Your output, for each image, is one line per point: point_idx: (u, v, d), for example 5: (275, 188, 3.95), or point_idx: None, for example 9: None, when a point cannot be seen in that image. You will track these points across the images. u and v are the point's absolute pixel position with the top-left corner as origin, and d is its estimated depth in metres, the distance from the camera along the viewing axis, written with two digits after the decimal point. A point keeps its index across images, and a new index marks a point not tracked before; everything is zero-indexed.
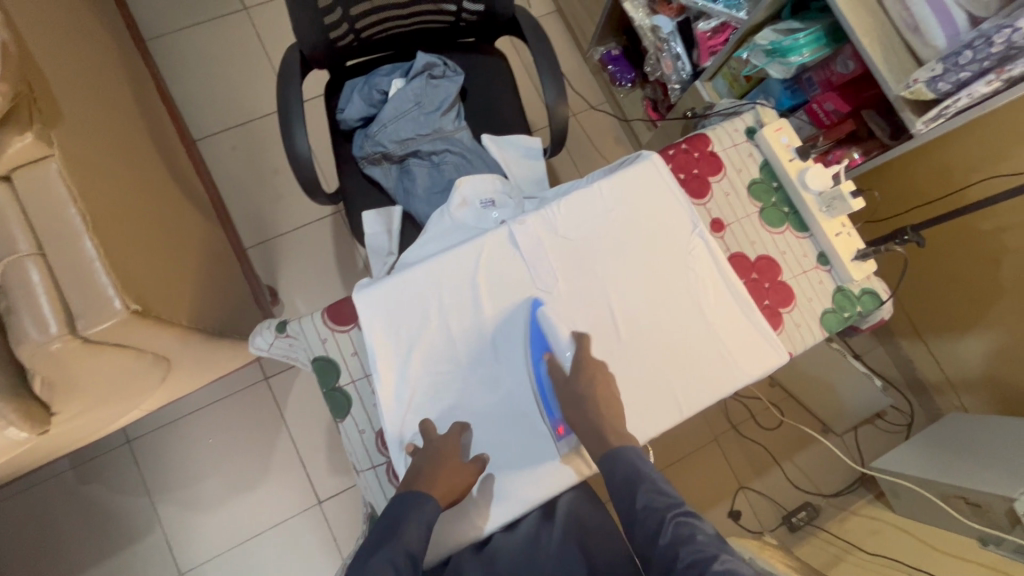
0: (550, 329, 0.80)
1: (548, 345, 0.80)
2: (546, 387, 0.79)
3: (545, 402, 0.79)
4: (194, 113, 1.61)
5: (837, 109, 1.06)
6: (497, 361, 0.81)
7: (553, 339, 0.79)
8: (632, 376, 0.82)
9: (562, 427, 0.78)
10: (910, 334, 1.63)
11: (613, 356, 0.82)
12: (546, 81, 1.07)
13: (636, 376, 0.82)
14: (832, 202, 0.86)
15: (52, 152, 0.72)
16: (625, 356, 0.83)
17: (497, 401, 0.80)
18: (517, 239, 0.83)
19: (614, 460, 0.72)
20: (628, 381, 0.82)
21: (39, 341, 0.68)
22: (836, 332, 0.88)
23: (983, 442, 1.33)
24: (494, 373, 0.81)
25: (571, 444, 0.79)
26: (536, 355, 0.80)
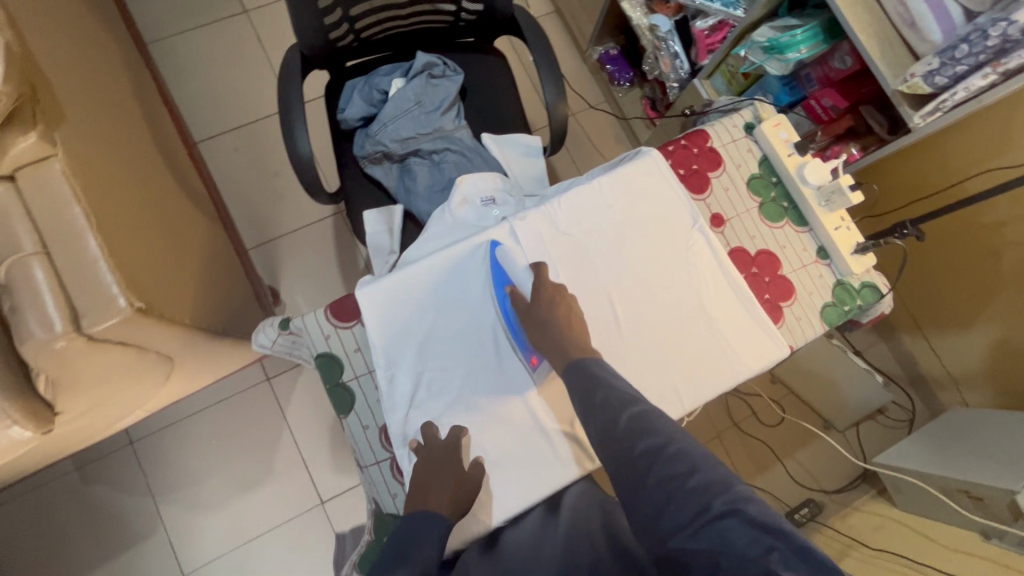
0: (507, 262, 0.81)
1: (508, 279, 0.81)
2: (512, 321, 0.80)
3: (511, 329, 0.80)
4: (195, 115, 1.62)
5: (835, 105, 1.07)
6: (463, 305, 0.82)
7: (511, 271, 0.81)
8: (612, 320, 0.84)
9: (535, 358, 0.80)
10: (911, 328, 1.63)
11: (590, 297, 0.84)
12: (546, 79, 1.07)
13: (614, 318, 0.84)
14: (831, 196, 0.87)
15: (55, 152, 0.72)
16: (604, 299, 0.84)
17: (476, 342, 0.81)
18: (523, 228, 0.85)
19: (579, 367, 0.73)
20: (624, 342, 0.83)
21: (44, 340, 0.69)
22: (836, 326, 0.89)
23: (984, 436, 1.34)
24: (461, 314, 0.81)
25: (546, 369, 0.81)
26: (499, 289, 0.81)
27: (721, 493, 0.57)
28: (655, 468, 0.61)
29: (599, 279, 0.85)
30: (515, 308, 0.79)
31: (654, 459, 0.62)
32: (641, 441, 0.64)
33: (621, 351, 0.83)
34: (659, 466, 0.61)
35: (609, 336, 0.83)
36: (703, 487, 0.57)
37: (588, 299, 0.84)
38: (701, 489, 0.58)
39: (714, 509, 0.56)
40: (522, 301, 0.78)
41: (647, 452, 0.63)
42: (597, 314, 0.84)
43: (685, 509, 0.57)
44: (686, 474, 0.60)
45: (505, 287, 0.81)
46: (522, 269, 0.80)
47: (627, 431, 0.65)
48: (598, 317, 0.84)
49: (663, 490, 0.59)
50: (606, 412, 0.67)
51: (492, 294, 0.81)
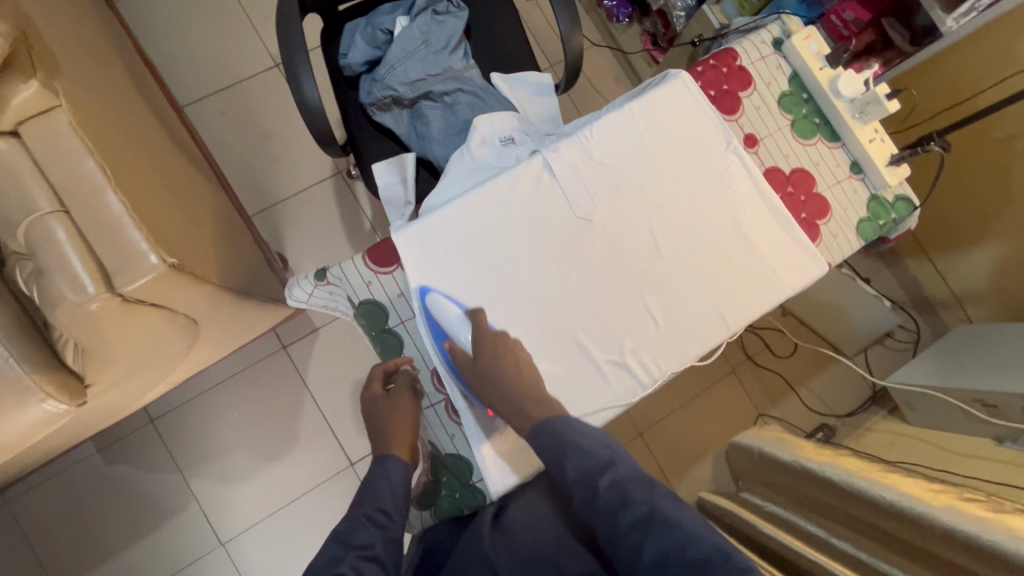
0: (442, 313, 0.76)
1: (445, 333, 0.77)
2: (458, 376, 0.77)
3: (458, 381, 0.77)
4: (176, 78, 1.53)
5: (857, 18, 1.02)
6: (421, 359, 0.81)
7: (447, 326, 0.76)
8: (558, 340, 0.79)
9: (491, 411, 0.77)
10: (917, 253, 1.66)
11: (523, 316, 0.79)
12: (558, 8, 1.02)
13: (560, 342, 0.79)
14: (865, 107, 0.85)
15: (59, 103, 0.67)
16: (547, 325, 0.79)
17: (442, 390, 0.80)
18: (547, 185, 0.81)
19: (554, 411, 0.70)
20: (656, 304, 0.81)
21: (78, 302, 0.65)
22: (871, 241, 0.89)
23: (988, 347, 1.39)
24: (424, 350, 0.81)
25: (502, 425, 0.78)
26: (438, 344, 0.78)
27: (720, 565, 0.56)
28: (646, 544, 0.61)
29: (516, 302, 0.79)
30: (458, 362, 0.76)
31: (645, 529, 0.61)
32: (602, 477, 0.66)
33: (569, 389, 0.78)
34: (628, 520, 0.63)
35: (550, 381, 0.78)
36: (700, 560, 0.57)
37: (524, 335, 0.78)
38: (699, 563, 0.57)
39: None
40: (465, 358, 0.75)
41: (634, 525, 0.62)
42: (545, 326, 0.79)
43: None
44: (681, 547, 0.59)
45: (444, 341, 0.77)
46: (457, 322, 0.76)
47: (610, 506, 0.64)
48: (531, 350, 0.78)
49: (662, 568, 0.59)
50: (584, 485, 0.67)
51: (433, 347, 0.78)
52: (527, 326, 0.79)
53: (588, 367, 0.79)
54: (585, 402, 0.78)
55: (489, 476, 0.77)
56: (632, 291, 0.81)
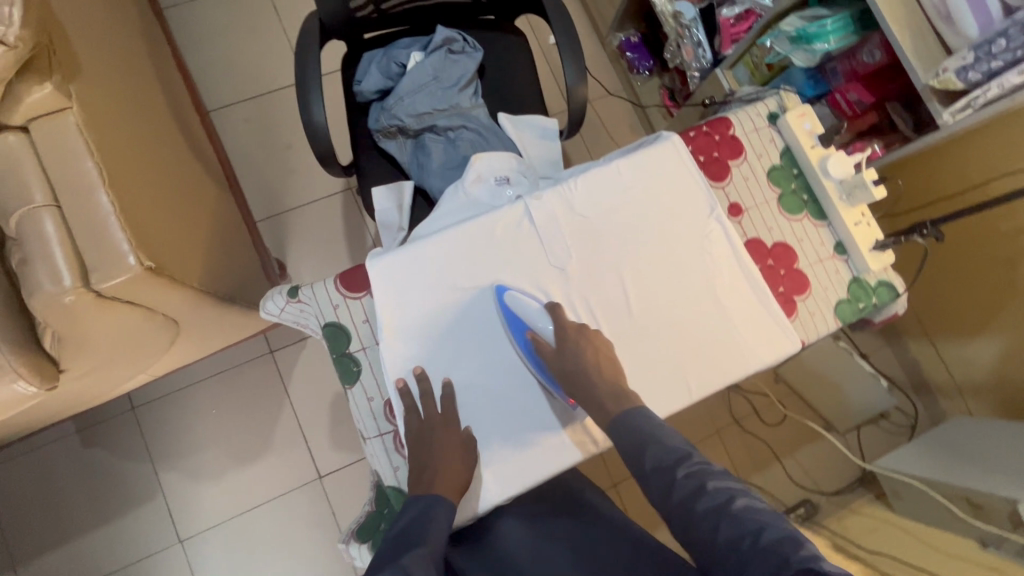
0: (522, 309, 0.79)
1: (525, 325, 0.79)
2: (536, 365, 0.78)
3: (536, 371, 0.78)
4: (209, 84, 1.60)
5: (860, 99, 1.05)
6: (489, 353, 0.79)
7: (528, 318, 0.78)
8: (509, 396, 0.79)
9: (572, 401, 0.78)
10: (919, 335, 1.62)
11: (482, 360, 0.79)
12: (566, 60, 1.06)
13: (516, 400, 0.79)
14: (853, 190, 0.85)
15: (70, 104, 0.71)
16: (502, 379, 0.79)
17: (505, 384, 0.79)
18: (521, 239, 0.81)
19: (629, 423, 0.72)
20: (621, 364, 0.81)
21: (52, 293, 0.68)
22: (849, 322, 0.88)
23: (982, 443, 1.35)
24: (462, 366, 0.79)
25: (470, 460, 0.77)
26: (518, 335, 0.79)
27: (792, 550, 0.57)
28: (721, 528, 0.62)
29: (474, 351, 0.79)
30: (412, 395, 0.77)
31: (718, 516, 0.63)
32: (703, 499, 0.65)
33: (514, 454, 0.77)
34: (705, 504, 0.64)
35: (497, 446, 0.77)
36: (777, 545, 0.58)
37: (479, 393, 0.79)
38: (774, 547, 0.58)
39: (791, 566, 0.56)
40: (547, 348, 0.77)
41: (709, 511, 0.64)
42: (503, 376, 0.79)
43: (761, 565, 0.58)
44: (756, 533, 0.60)
45: (523, 333, 0.79)
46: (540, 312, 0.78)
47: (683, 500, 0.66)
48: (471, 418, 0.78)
49: (738, 553, 0.60)
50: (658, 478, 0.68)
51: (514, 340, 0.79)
52: (487, 376, 0.79)
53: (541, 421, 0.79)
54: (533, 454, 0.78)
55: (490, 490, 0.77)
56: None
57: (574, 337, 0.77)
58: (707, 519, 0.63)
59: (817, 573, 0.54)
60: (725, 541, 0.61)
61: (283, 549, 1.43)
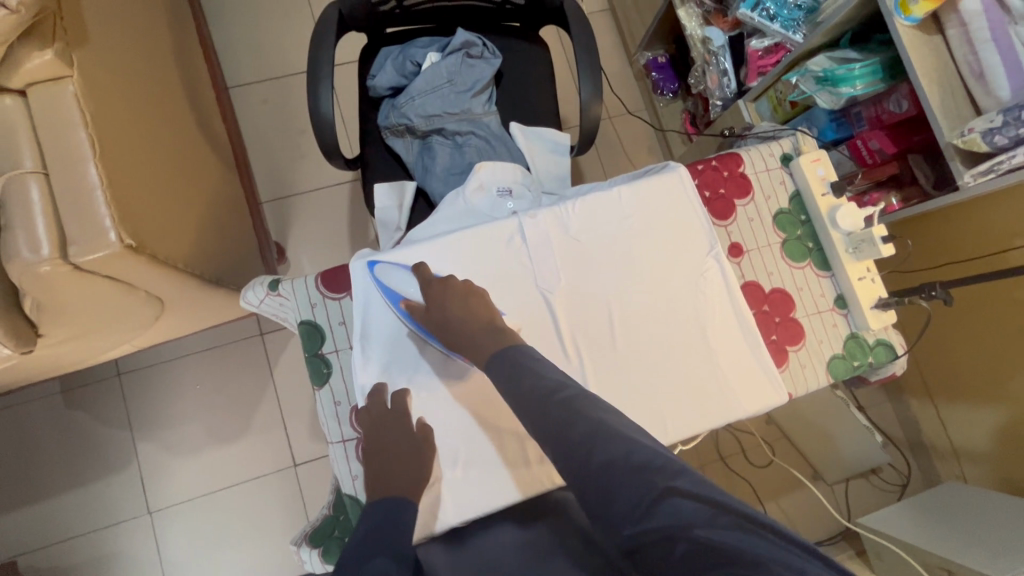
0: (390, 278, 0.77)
1: (397, 293, 0.77)
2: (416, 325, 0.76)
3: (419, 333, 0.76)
4: (231, 61, 1.61)
5: (882, 149, 1.01)
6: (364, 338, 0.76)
7: (399, 287, 0.76)
8: (479, 417, 0.76)
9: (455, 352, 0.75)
10: (921, 394, 1.57)
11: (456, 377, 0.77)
12: (583, 77, 1.04)
13: (485, 421, 0.76)
14: (860, 244, 0.82)
15: (71, 73, 0.71)
16: (473, 398, 0.77)
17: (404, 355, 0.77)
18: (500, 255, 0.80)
19: (506, 355, 0.70)
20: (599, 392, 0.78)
21: (29, 262, 0.68)
22: (842, 379, 0.84)
23: (972, 514, 1.30)
24: (436, 356, 0.77)
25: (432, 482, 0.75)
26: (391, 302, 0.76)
27: (662, 470, 0.56)
28: (597, 450, 0.58)
29: (447, 365, 0.77)
30: (380, 406, 0.75)
31: (595, 438, 0.58)
32: (579, 424, 0.60)
33: (475, 479, 0.75)
34: (583, 427, 0.60)
35: (462, 468, 0.75)
36: (648, 466, 0.56)
37: (447, 410, 0.76)
38: (645, 469, 0.56)
39: (659, 488, 0.54)
40: (419, 308, 0.75)
41: (586, 433, 0.59)
42: (474, 395, 0.77)
43: (634, 491, 0.55)
44: (627, 455, 0.57)
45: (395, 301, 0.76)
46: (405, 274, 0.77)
47: (563, 420, 0.61)
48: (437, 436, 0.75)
49: (609, 475, 0.56)
50: (531, 397, 0.64)
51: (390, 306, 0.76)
52: (457, 395, 0.76)
53: (508, 450, 0.76)
54: (495, 481, 0.75)
55: (445, 511, 0.74)
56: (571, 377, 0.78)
57: (444, 298, 0.75)
58: (582, 439, 0.59)
59: (685, 493, 0.54)
60: (597, 465, 0.57)
61: (249, 532, 1.43)
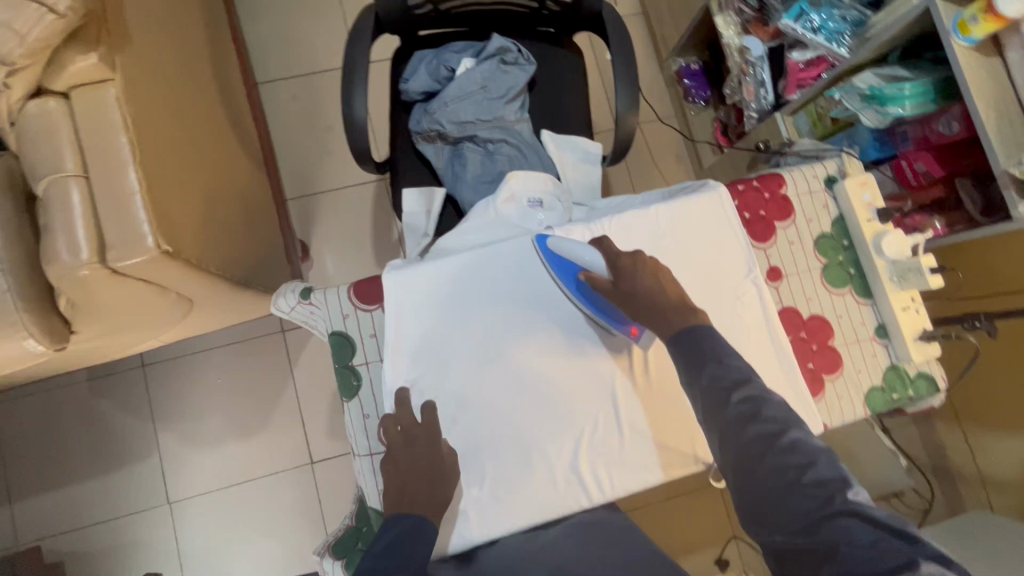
0: (567, 249, 0.77)
1: (576, 265, 0.77)
2: (597, 300, 0.76)
3: (593, 307, 0.77)
4: (261, 56, 1.61)
5: (928, 171, 0.99)
6: (530, 305, 0.78)
7: (577, 258, 0.76)
8: (506, 436, 0.75)
9: (635, 328, 0.76)
10: (950, 419, 1.53)
11: (487, 394, 0.76)
12: (620, 88, 1.02)
13: (512, 439, 0.75)
14: (905, 273, 0.79)
15: (113, 77, 0.71)
16: (500, 416, 0.76)
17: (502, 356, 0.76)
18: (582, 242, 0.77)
19: (683, 338, 0.69)
20: (626, 414, 0.77)
21: (69, 265, 0.68)
22: (879, 412, 0.82)
23: (999, 544, 1.26)
24: (473, 369, 0.76)
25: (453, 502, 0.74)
26: (572, 276, 0.77)
27: (839, 493, 0.54)
28: (771, 457, 0.58)
29: (489, 383, 0.76)
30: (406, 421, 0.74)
31: (770, 444, 0.59)
32: (756, 426, 0.60)
33: (502, 498, 0.74)
34: (758, 431, 0.60)
35: (487, 487, 0.75)
36: (823, 482, 0.55)
37: (474, 427, 0.75)
38: (820, 483, 0.55)
39: (832, 509, 0.54)
40: (605, 283, 0.75)
41: (760, 436, 0.60)
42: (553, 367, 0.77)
43: (805, 503, 0.55)
44: (804, 467, 0.57)
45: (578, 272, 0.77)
46: (585, 249, 0.76)
47: (739, 415, 0.61)
48: (464, 453, 0.75)
49: (783, 483, 0.57)
50: (713, 393, 0.63)
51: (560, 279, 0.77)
52: (489, 411, 0.76)
53: (533, 473, 0.75)
54: (520, 501, 0.75)
55: (469, 529, 0.74)
56: (596, 402, 0.77)
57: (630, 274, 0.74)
58: (756, 444, 0.59)
59: (860, 518, 0.52)
60: (769, 469, 0.58)
61: (266, 528, 1.44)
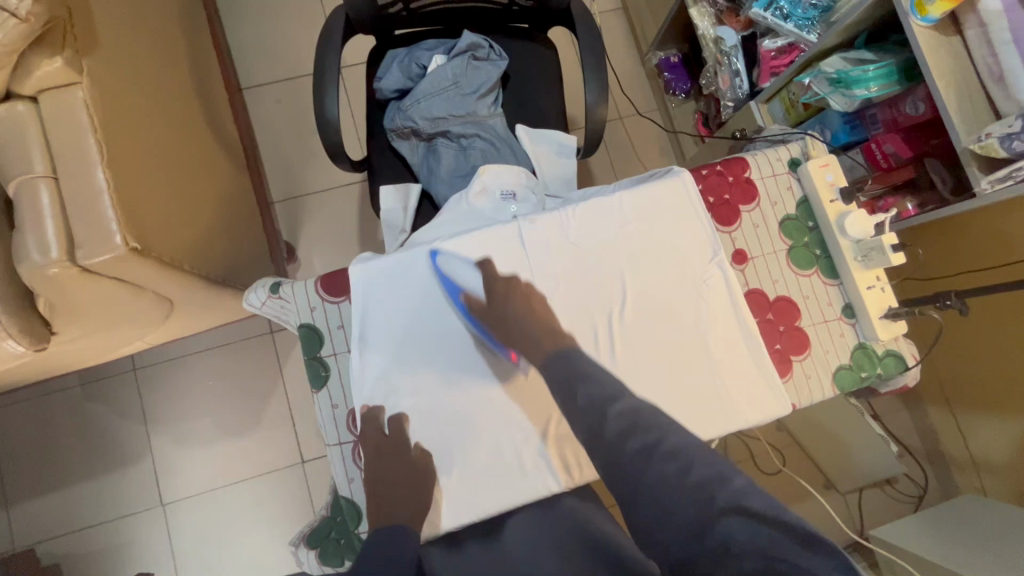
0: (455, 268, 0.79)
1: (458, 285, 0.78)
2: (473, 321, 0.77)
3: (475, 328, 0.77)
4: (246, 63, 1.63)
5: (897, 153, 0.99)
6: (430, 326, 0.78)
7: (460, 276, 0.78)
8: (472, 423, 0.76)
9: (514, 353, 0.77)
10: (940, 403, 1.53)
11: (451, 384, 0.77)
12: (590, 80, 1.03)
13: (480, 427, 0.76)
14: (869, 252, 0.80)
15: (81, 81, 0.72)
16: (464, 405, 0.76)
17: (470, 342, 0.78)
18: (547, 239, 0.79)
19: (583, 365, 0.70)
20: None
21: (39, 264, 0.70)
22: (849, 391, 0.82)
23: (989, 528, 1.26)
24: (439, 360, 0.77)
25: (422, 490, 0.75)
26: (453, 296, 0.78)
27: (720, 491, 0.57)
28: (652, 466, 0.59)
29: (421, 384, 0.77)
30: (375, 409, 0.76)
31: (649, 455, 0.60)
32: (634, 438, 0.61)
33: (472, 486, 0.75)
34: (635, 445, 0.61)
35: (456, 476, 0.75)
36: (705, 483, 0.57)
37: (440, 416, 0.76)
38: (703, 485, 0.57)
39: (715, 506, 0.56)
40: (479, 303, 0.77)
41: (640, 448, 0.61)
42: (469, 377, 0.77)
43: (687, 507, 0.57)
44: (683, 473, 0.59)
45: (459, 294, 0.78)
46: (469, 268, 0.79)
47: (617, 432, 0.62)
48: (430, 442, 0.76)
49: (664, 491, 0.58)
50: (591, 411, 0.65)
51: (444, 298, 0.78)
52: (457, 400, 0.77)
53: (503, 459, 0.76)
54: (489, 487, 0.75)
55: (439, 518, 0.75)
56: None
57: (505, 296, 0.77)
58: (635, 458, 0.60)
59: (740, 513, 0.55)
60: (653, 483, 0.59)
61: (260, 529, 1.45)
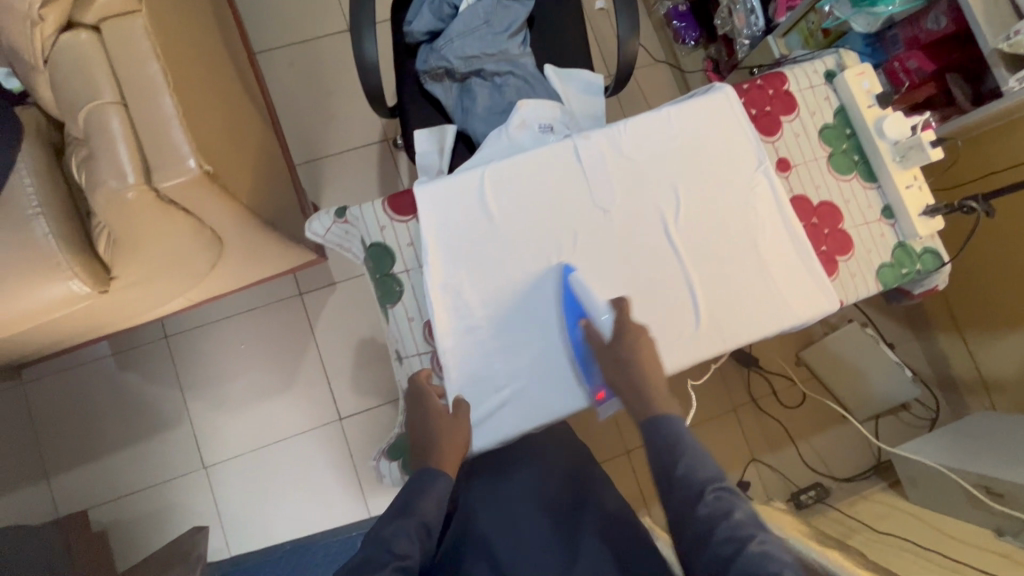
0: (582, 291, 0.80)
1: (581, 310, 0.80)
2: (579, 354, 0.80)
3: (579, 362, 0.80)
4: (258, 26, 1.62)
5: (919, 67, 1.03)
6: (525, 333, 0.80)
7: (587, 303, 0.79)
8: (537, 330, 0.80)
9: (603, 393, 0.80)
10: (951, 330, 1.59)
11: (514, 294, 0.80)
12: (621, 10, 1.05)
13: (547, 332, 0.80)
14: (907, 151, 0.84)
15: (140, 8, 0.73)
16: (528, 315, 0.80)
17: (523, 259, 0.81)
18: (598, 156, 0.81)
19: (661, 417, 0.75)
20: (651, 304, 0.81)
21: (115, 189, 0.71)
22: (891, 288, 0.87)
23: (1004, 437, 1.33)
24: (504, 273, 0.80)
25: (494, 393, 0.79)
26: (572, 320, 0.80)
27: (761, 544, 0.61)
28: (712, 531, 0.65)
29: (492, 315, 0.79)
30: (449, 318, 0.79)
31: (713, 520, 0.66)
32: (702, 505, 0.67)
33: (534, 392, 0.79)
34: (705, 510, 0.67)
35: (525, 379, 0.79)
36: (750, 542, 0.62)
37: (507, 325, 0.80)
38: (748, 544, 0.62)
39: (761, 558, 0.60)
40: (598, 340, 0.79)
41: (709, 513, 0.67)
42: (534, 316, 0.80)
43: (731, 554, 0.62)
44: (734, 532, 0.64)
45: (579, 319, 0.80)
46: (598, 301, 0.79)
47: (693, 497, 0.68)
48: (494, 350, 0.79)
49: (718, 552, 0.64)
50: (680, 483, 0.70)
51: (563, 316, 0.80)
52: (524, 308, 0.80)
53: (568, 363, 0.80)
54: (558, 388, 0.79)
55: (514, 417, 0.79)
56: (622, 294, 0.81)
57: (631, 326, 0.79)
58: (703, 523, 0.66)
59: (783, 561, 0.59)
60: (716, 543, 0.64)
61: (301, 485, 1.48)
